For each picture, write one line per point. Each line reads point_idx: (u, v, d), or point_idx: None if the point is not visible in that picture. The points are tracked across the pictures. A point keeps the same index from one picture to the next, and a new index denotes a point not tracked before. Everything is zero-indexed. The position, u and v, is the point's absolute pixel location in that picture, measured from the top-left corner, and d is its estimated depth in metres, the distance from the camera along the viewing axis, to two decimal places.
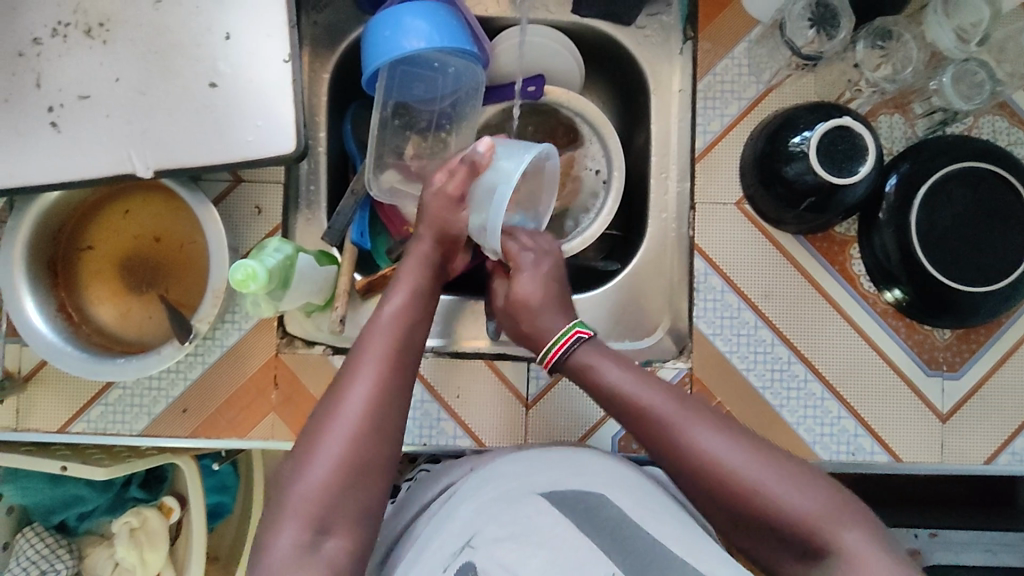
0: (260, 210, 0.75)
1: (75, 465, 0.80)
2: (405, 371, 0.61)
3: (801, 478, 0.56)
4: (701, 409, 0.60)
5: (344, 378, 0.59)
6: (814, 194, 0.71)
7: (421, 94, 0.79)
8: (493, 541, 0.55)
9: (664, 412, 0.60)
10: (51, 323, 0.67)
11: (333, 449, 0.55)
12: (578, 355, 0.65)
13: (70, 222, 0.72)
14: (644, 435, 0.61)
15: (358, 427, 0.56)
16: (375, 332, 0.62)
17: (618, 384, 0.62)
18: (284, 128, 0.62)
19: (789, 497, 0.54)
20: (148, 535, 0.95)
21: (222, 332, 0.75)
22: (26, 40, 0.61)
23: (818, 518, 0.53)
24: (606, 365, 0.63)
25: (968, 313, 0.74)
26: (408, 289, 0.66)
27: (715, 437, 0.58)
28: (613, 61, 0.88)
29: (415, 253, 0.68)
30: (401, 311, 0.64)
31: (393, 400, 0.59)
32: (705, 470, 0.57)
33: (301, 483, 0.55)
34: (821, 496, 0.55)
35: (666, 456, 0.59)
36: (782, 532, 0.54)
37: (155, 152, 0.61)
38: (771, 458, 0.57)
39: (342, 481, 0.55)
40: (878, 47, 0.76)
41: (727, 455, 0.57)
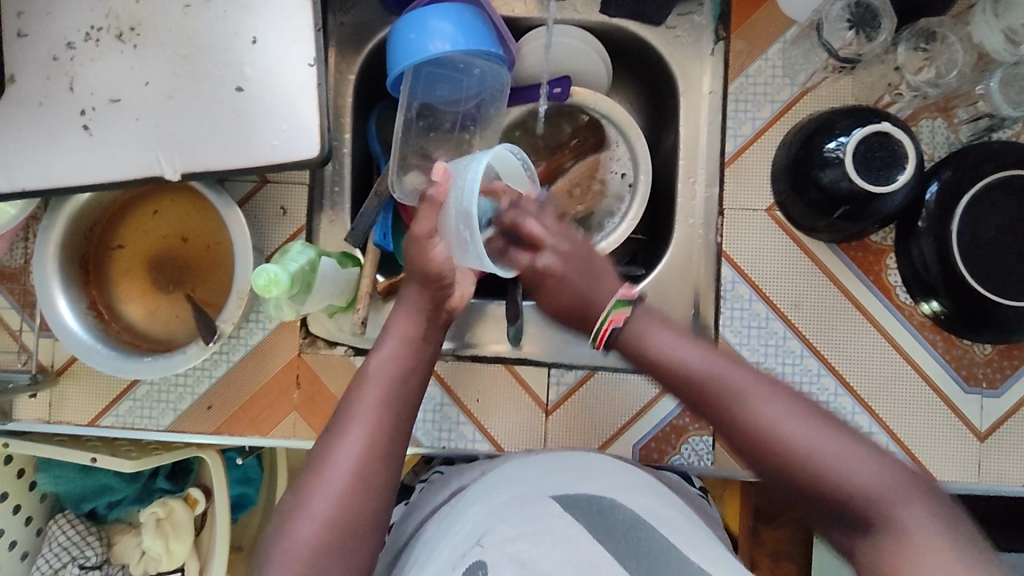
0: (285, 211, 0.76)
1: (105, 457, 0.82)
2: (392, 431, 0.60)
3: (865, 450, 0.52)
4: (763, 376, 0.57)
5: (332, 435, 0.59)
6: (850, 202, 0.68)
7: (447, 95, 0.79)
8: (504, 540, 0.55)
9: (718, 377, 0.57)
10: (81, 321, 0.68)
11: (318, 509, 0.56)
12: (627, 328, 0.61)
13: (100, 222, 0.73)
14: (696, 398, 0.58)
15: (343, 490, 0.56)
16: (363, 385, 0.61)
17: (676, 352, 0.59)
18: (308, 131, 0.62)
19: (855, 477, 0.51)
20: (173, 526, 0.97)
21: (246, 331, 0.76)
22: (60, 43, 0.62)
23: (886, 494, 0.50)
24: (663, 336, 0.60)
25: (1012, 328, 0.71)
26: (403, 335, 0.64)
27: (773, 404, 0.54)
28: (643, 62, 0.86)
29: (407, 300, 0.65)
30: (393, 360, 0.63)
31: (378, 468, 0.58)
32: (761, 432, 0.54)
33: (291, 539, 0.55)
34: (891, 477, 0.51)
35: (713, 407, 0.57)
36: (842, 505, 0.51)
37: (183, 155, 0.62)
38: (836, 431, 0.53)
39: (333, 543, 0.55)
40: (920, 49, 0.73)
41: (791, 424, 0.53)
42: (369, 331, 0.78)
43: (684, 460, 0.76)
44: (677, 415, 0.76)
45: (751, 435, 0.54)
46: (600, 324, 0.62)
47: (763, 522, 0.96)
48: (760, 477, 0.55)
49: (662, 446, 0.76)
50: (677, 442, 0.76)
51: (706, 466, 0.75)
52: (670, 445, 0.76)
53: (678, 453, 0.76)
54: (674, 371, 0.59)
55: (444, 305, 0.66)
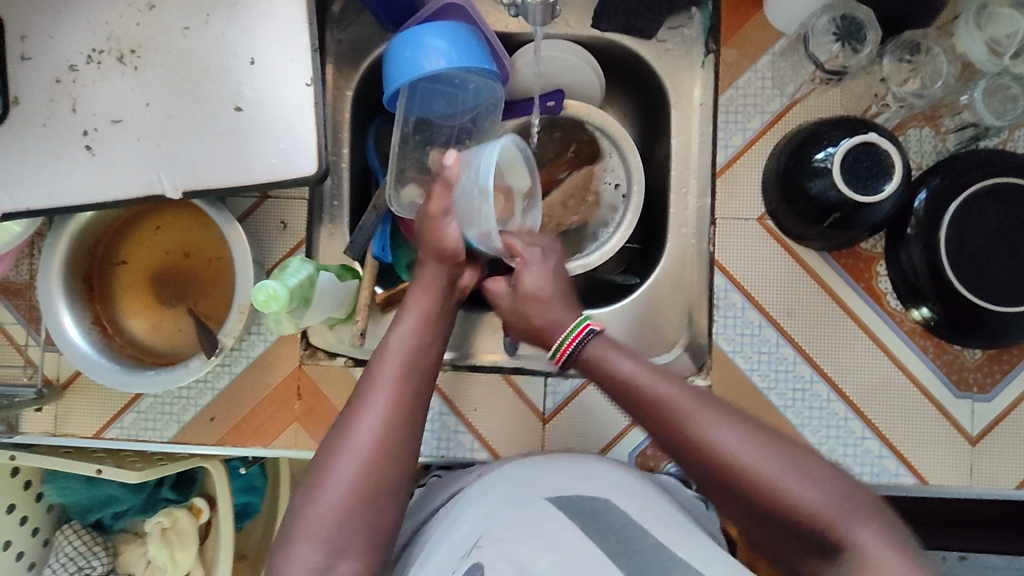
0: (285, 224, 0.77)
1: (110, 469, 0.83)
2: (415, 397, 0.62)
3: (815, 471, 0.55)
4: (717, 404, 0.59)
5: (354, 405, 0.61)
6: (838, 211, 0.70)
7: (443, 109, 0.81)
8: (500, 542, 0.56)
9: (677, 407, 0.58)
10: (86, 336, 0.70)
11: (344, 474, 0.57)
12: (585, 350, 0.64)
13: (105, 238, 0.75)
14: (652, 424, 0.60)
15: (368, 456, 0.58)
16: (386, 356, 0.63)
17: (630, 377, 0.61)
18: (305, 149, 0.64)
19: (810, 499, 0.54)
20: (178, 535, 0.99)
21: (248, 343, 0.77)
22: (62, 67, 0.64)
23: (835, 516, 0.53)
24: (618, 361, 0.62)
25: (1000, 332, 0.72)
26: (420, 312, 0.67)
27: (730, 434, 0.57)
28: (635, 74, 0.88)
29: (423, 278, 0.69)
30: (413, 334, 0.65)
31: (402, 433, 0.60)
32: (720, 460, 0.56)
33: (318, 502, 0.57)
34: (843, 495, 0.54)
35: (670, 439, 0.59)
36: (800, 526, 0.54)
37: (184, 175, 0.63)
38: (791, 456, 0.56)
39: (359, 506, 0.57)
40: (904, 61, 0.74)
41: (746, 454, 0.56)
42: (369, 342, 0.80)
43: (679, 466, 0.77)
44: None
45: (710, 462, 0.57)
46: (567, 336, 0.65)
47: None
48: (723, 505, 0.58)
49: (657, 453, 0.77)
50: None
51: None
52: (665, 452, 0.77)
53: (673, 460, 0.77)
54: (627, 397, 0.61)
55: (456, 283, 0.71)
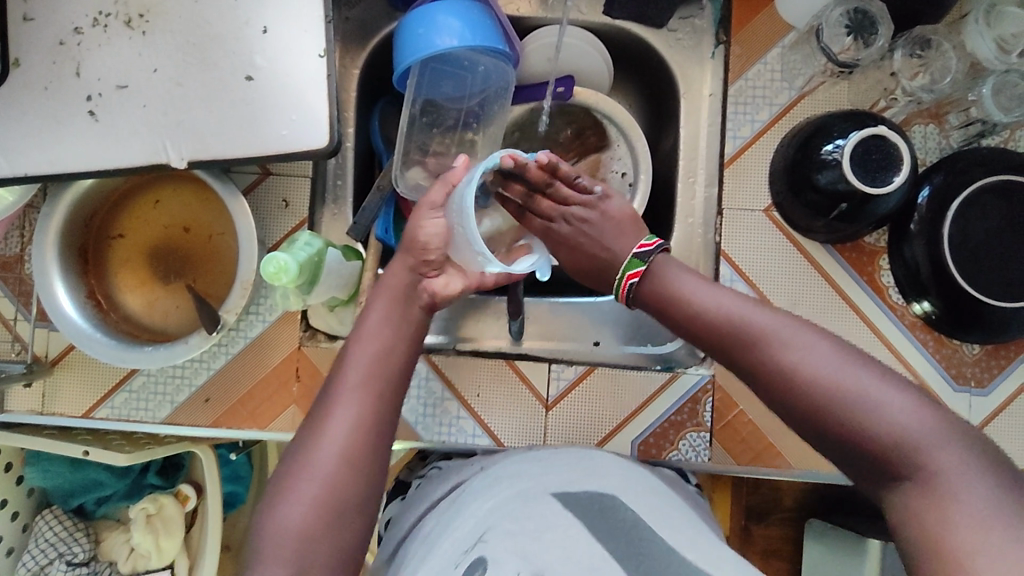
0: (287, 203, 0.75)
1: (98, 451, 0.81)
2: (376, 411, 0.59)
3: (899, 392, 0.50)
4: (795, 321, 0.56)
5: (316, 420, 0.59)
6: (846, 203, 0.70)
7: (451, 92, 0.80)
8: (506, 535, 0.55)
9: (749, 325, 0.56)
10: (80, 310, 0.68)
11: (307, 491, 0.55)
12: (646, 280, 0.62)
13: (101, 210, 0.72)
14: (723, 346, 0.57)
15: (329, 468, 0.56)
16: (347, 367, 0.61)
17: (695, 297, 0.59)
18: (317, 122, 0.62)
19: (895, 422, 0.49)
20: (163, 522, 0.96)
21: (246, 323, 0.76)
22: (66, 28, 0.62)
23: (917, 438, 0.48)
24: (687, 281, 0.60)
25: (999, 327, 0.73)
26: (383, 315, 0.64)
27: (808, 348, 0.53)
28: (644, 64, 0.88)
29: (387, 284, 0.66)
30: (375, 339, 0.63)
31: (362, 451, 0.58)
32: (793, 381, 0.53)
33: (283, 516, 0.55)
34: (925, 416, 0.49)
35: (746, 360, 0.56)
36: (880, 452, 0.49)
37: (190, 144, 0.61)
38: (873, 375, 0.51)
39: (320, 526, 0.55)
40: (915, 57, 0.75)
41: (824, 368, 0.52)
42: None
43: (681, 456, 0.76)
44: (675, 411, 0.77)
45: (784, 383, 0.54)
46: (629, 268, 0.63)
47: (754, 520, 0.97)
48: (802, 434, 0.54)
49: (660, 442, 0.77)
50: (675, 438, 0.77)
51: (702, 461, 0.76)
52: (668, 441, 0.77)
53: (676, 449, 0.77)
54: (693, 318, 0.59)
55: (425, 289, 0.66)
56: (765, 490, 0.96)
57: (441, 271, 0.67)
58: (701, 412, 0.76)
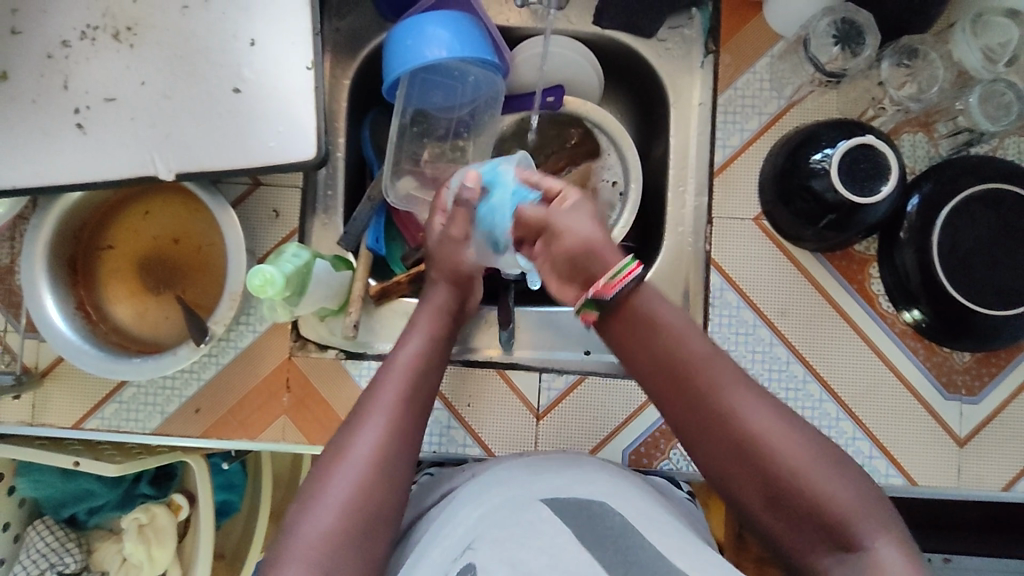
0: (278, 214, 0.76)
1: (88, 461, 0.80)
2: (414, 423, 0.60)
3: (836, 465, 0.54)
4: (754, 384, 0.58)
5: (353, 424, 0.59)
6: (835, 212, 0.70)
7: (441, 102, 0.80)
8: (494, 543, 0.55)
9: (710, 371, 0.57)
10: (69, 321, 0.68)
11: (337, 495, 0.56)
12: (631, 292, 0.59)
13: (91, 221, 0.73)
14: (686, 392, 0.57)
15: (363, 475, 0.56)
16: (388, 376, 0.62)
17: (673, 334, 0.59)
18: (304, 134, 0.62)
19: (833, 491, 0.52)
20: (156, 532, 0.95)
21: (236, 333, 0.76)
22: (55, 42, 0.62)
23: (856, 516, 0.52)
24: (665, 314, 0.59)
25: (989, 335, 0.73)
26: (429, 330, 0.65)
27: (761, 410, 0.55)
28: (634, 73, 0.88)
29: (430, 300, 0.67)
30: (422, 355, 0.64)
31: (399, 460, 0.58)
32: (751, 443, 0.55)
33: (314, 519, 0.55)
34: (863, 491, 0.53)
35: (706, 416, 0.56)
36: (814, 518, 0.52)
37: (178, 156, 0.62)
38: (818, 448, 0.55)
39: (349, 531, 0.55)
40: (903, 66, 0.75)
41: (773, 433, 0.55)
42: (361, 335, 0.79)
43: (672, 465, 0.76)
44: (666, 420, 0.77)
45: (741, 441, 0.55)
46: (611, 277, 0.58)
47: (748, 528, 0.97)
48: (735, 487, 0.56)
49: (651, 451, 0.77)
50: (666, 447, 0.77)
51: (693, 471, 0.76)
52: (659, 450, 0.77)
53: (667, 458, 0.76)
54: (667, 356, 0.58)
55: (463, 304, 0.69)
56: None
57: (470, 285, 0.69)
58: None
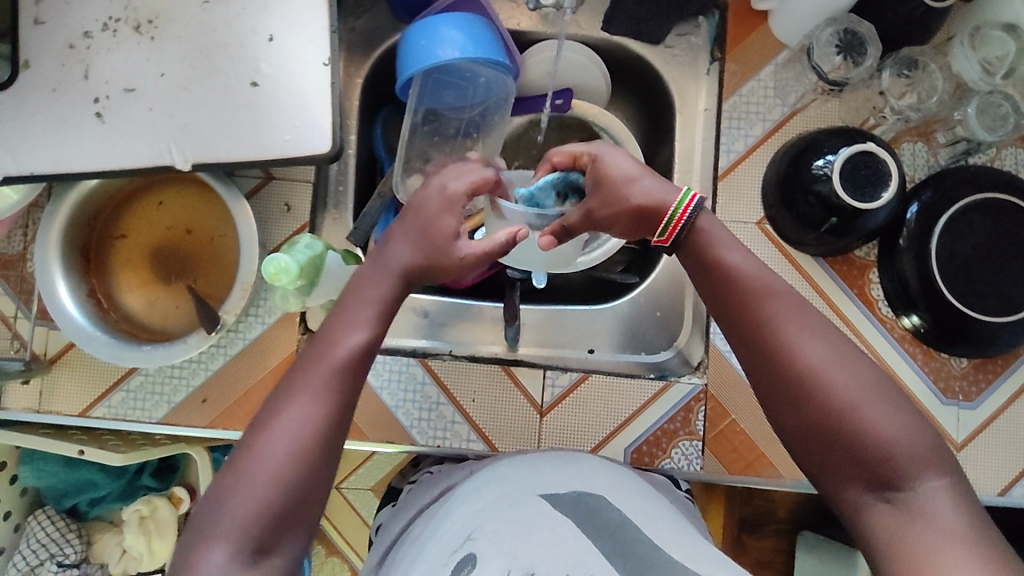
0: (289, 208, 0.77)
1: (92, 450, 0.81)
2: (343, 410, 0.54)
3: (895, 408, 0.53)
4: (816, 318, 0.56)
5: (278, 402, 0.53)
6: (836, 217, 0.72)
7: (452, 102, 0.81)
8: (495, 535, 0.56)
9: (775, 305, 0.56)
10: (81, 307, 0.69)
11: (255, 485, 0.50)
12: (695, 226, 0.60)
13: (105, 210, 0.74)
14: (742, 320, 0.57)
15: (282, 464, 0.51)
16: (324, 353, 0.55)
17: (734, 273, 0.58)
18: (320, 128, 0.64)
19: (883, 431, 0.51)
20: (157, 524, 0.96)
21: (245, 325, 0.77)
22: (77, 33, 0.64)
23: (906, 459, 0.50)
24: (726, 253, 0.59)
25: (987, 341, 0.74)
26: (375, 320, 0.57)
27: (818, 345, 0.54)
28: (641, 79, 0.90)
29: (381, 266, 0.60)
30: (360, 340, 0.56)
31: (324, 449, 0.53)
32: (809, 375, 0.53)
33: (232, 506, 0.50)
34: (919, 435, 0.52)
35: (760, 347, 0.56)
36: (864, 459, 0.51)
37: (195, 147, 0.63)
38: (876, 384, 0.53)
39: (262, 523, 0.50)
40: (903, 76, 0.77)
41: (830, 365, 0.53)
42: None
43: (673, 464, 0.77)
44: (668, 419, 0.78)
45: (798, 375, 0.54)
46: (676, 210, 0.60)
47: (747, 532, 0.98)
48: (782, 425, 0.56)
49: (653, 449, 0.77)
50: (668, 446, 0.77)
51: (694, 470, 0.77)
52: (661, 449, 0.77)
53: (669, 457, 0.77)
54: (728, 291, 0.58)
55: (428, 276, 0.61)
56: (758, 501, 0.97)
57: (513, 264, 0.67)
58: (693, 421, 0.77)
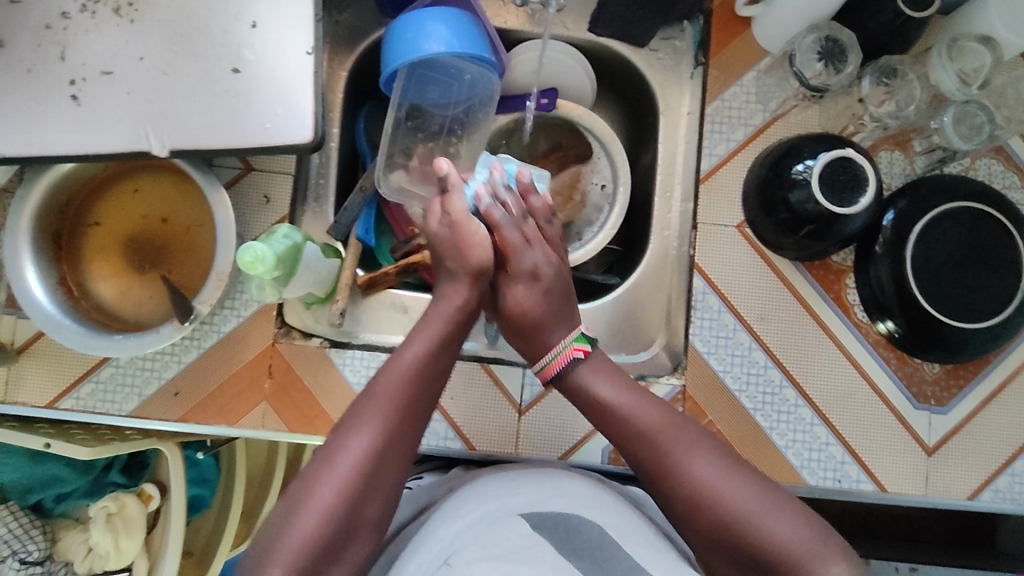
0: (268, 199, 0.76)
1: (60, 443, 0.78)
2: (406, 437, 0.59)
3: (790, 512, 0.57)
4: (700, 439, 0.62)
5: (345, 428, 0.58)
6: (814, 222, 0.73)
7: (436, 98, 0.82)
8: (472, 560, 0.54)
9: (663, 435, 0.62)
10: (50, 295, 0.67)
11: (323, 500, 0.54)
12: (575, 371, 0.66)
13: (78, 196, 0.72)
14: (639, 456, 0.62)
15: (351, 481, 0.55)
16: (387, 380, 0.61)
17: (626, 409, 0.64)
18: (300, 118, 0.63)
19: (781, 534, 0.55)
20: (124, 522, 0.93)
21: (220, 317, 0.75)
22: (54, 14, 0.62)
23: (808, 554, 0.54)
24: (608, 384, 0.65)
25: (958, 347, 0.75)
26: (432, 339, 0.64)
27: (707, 465, 0.60)
28: (625, 81, 0.90)
29: (449, 294, 0.67)
30: (422, 365, 0.62)
31: (387, 469, 0.57)
32: (703, 499, 0.58)
33: (300, 521, 0.54)
34: (815, 531, 0.56)
35: (658, 479, 0.61)
36: (771, 568, 0.55)
37: (173, 133, 0.62)
38: (765, 492, 0.58)
39: (333, 533, 0.54)
40: (882, 84, 0.79)
41: (721, 485, 0.58)
42: (347, 324, 0.79)
43: None
44: None
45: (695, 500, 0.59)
46: (555, 354, 0.67)
47: None
48: (693, 544, 0.60)
49: None
50: None
51: None
52: None
53: None
54: (626, 432, 0.63)
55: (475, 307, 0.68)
56: None
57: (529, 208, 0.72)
58: None
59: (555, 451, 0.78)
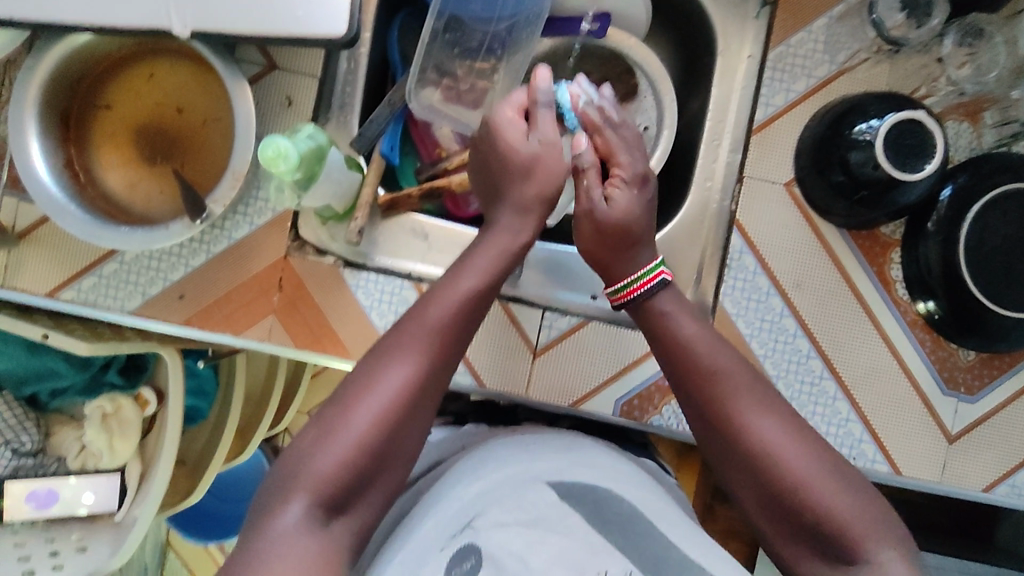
0: (291, 102, 0.71)
1: (57, 336, 0.75)
2: (448, 368, 0.56)
3: (847, 482, 0.55)
4: (764, 390, 0.60)
5: (384, 355, 0.55)
6: (870, 187, 0.68)
7: (480, 11, 0.75)
8: (498, 525, 0.53)
9: (726, 379, 0.59)
10: (55, 178, 0.63)
11: (357, 429, 0.52)
12: (651, 299, 0.64)
13: (90, 74, 0.67)
14: (698, 397, 0.60)
15: (387, 412, 0.53)
16: (432, 308, 0.57)
17: (693, 347, 0.61)
18: (335, 9, 0.57)
19: (834, 503, 0.53)
20: (120, 423, 0.91)
21: (232, 223, 0.71)
22: None
23: (860, 529, 0.52)
24: (670, 316, 0.63)
25: (997, 337, 0.72)
26: (484, 272, 0.60)
27: (768, 419, 0.57)
28: (686, 16, 0.84)
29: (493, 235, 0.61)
30: (472, 297, 0.58)
31: (426, 402, 0.55)
32: (761, 450, 0.56)
33: (331, 449, 0.51)
34: (870, 507, 0.54)
35: (716, 424, 0.59)
36: (816, 533, 0.54)
37: (195, 11, 0.56)
38: (826, 459, 0.56)
39: (364, 463, 0.52)
40: (965, 45, 0.74)
41: (781, 444, 0.56)
42: (362, 245, 0.75)
43: (663, 421, 0.75)
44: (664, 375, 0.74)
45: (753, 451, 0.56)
46: (639, 277, 0.64)
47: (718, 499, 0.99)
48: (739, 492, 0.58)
49: (644, 404, 0.74)
50: (660, 402, 0.75)
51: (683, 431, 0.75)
52: (652, 404, 0.75)
53: (658, 414, 0.74)
54: (690, 370, 0.61)
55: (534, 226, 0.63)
56: None
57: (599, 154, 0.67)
58: None
59: (567, 398, 0.75)
